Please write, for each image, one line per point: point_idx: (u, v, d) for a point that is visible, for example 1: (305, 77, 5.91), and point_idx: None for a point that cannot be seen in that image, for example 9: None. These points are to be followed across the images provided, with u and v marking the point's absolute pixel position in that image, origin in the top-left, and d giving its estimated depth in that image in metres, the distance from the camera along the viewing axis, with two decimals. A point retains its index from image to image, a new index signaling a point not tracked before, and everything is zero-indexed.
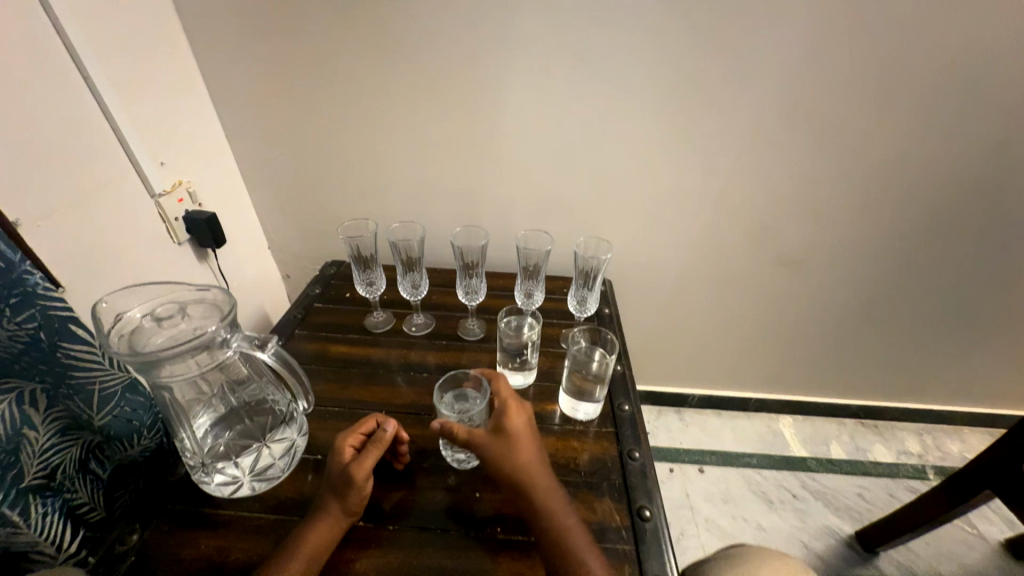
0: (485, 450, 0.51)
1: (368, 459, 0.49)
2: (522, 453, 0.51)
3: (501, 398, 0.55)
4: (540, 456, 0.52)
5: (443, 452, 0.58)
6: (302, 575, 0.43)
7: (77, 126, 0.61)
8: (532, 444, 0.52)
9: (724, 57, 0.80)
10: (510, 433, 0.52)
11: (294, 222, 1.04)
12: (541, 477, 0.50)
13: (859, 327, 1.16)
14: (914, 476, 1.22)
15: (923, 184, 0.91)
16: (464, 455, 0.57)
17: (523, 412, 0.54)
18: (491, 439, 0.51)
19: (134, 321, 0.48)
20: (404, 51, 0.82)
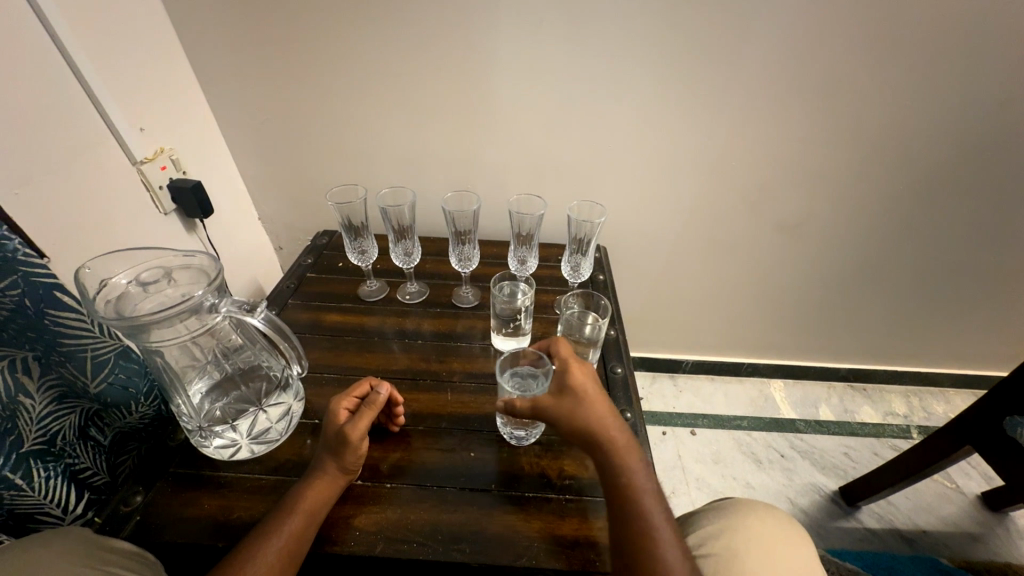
0: (553, 414, 0.50)
1: (363, 421, 0.50)
2: (593, 416, 0.50)
3: (567, 362, 0.54)
4: (612, 410, 0.51)
5: (501, 429, 0.58)
6: (301, 532, 0.44)
7: (45, 88, 0.58)
8: (601, 400, 0.51)
9: (724, 10, 0.76)
10: (578, 397, 0.51)
11: (282, 192, 1.02)
12: (616, 432, 0.49)
13: (853, 292, 1.17)
14: (899, 435, 1.26)
15: (925, 145, 0.89)
16: (523, 431, 0.56)
17: (586, 372, 0.53)
18: (559, 403, 0.51)
19: (119, 288, 0.47)
20: (386, 5, 0.77)
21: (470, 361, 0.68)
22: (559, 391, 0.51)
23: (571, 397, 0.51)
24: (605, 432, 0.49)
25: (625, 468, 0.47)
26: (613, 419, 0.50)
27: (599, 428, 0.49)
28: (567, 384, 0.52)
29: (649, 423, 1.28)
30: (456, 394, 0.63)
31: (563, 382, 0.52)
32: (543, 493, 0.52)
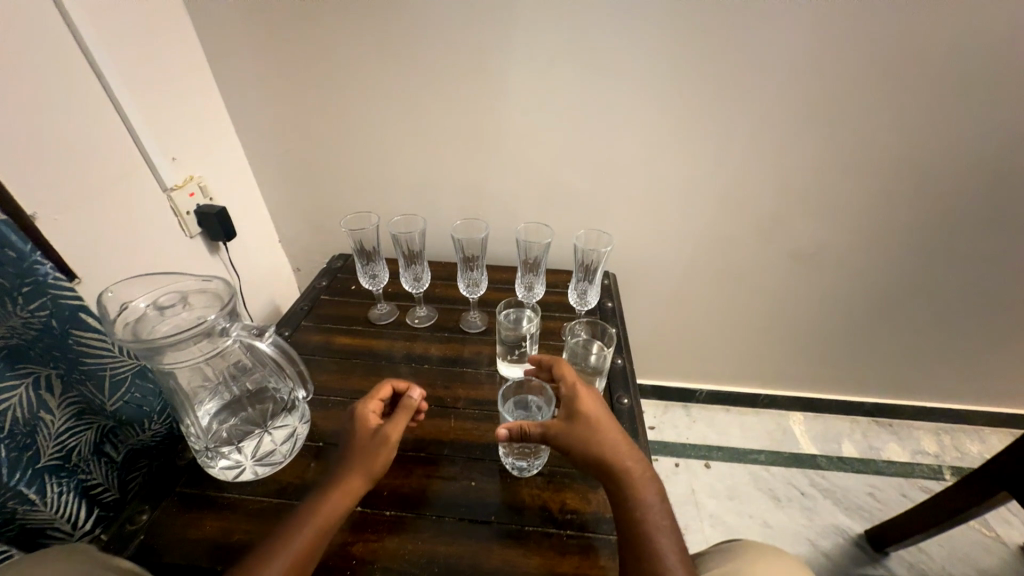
0: (561, 442, 0.49)
1: (398, 423, 0.51)
2: (606, 445, 0.49)
3: (574, 386, 0.53)
4: (622, 437, 0.50)
5: (502, 459, 0.57)
6: (316, 541, 0.43)
7: (89, 122, 0.63)
8: (611, 427, 0.50)
9: (730, 45, 0.78)
10: (587, 422, 0.50)
11: (302, 216, 1.06)
12: (628, 460, 0.48)
13: (874, 323, 1.13)
14: (929, 476, 1.19)
15: (941, 175, 0.88)
16: (525, 462, 0.56)
17: (594, 397, 0.52)
18: (571, 429, 0.49)
19: (137, 310, 0.50)
20: (404, 42, 0.82)
21: (476, 387, 0.68)
22: (570, 417, 0.50)
23: (582, 423, 0.50)
24: (616, 460, 0.48)
25: (637, 499, 0.46)
26: (625, 445, 0.49)
27: (611, 456, 0.48)
28: (576, 410, 0.51)
29: (661, 454, 1.25)
30: (459, 421, 0.63)
31: (574, 408, 0.51)
32: (543, 527, 0.51)
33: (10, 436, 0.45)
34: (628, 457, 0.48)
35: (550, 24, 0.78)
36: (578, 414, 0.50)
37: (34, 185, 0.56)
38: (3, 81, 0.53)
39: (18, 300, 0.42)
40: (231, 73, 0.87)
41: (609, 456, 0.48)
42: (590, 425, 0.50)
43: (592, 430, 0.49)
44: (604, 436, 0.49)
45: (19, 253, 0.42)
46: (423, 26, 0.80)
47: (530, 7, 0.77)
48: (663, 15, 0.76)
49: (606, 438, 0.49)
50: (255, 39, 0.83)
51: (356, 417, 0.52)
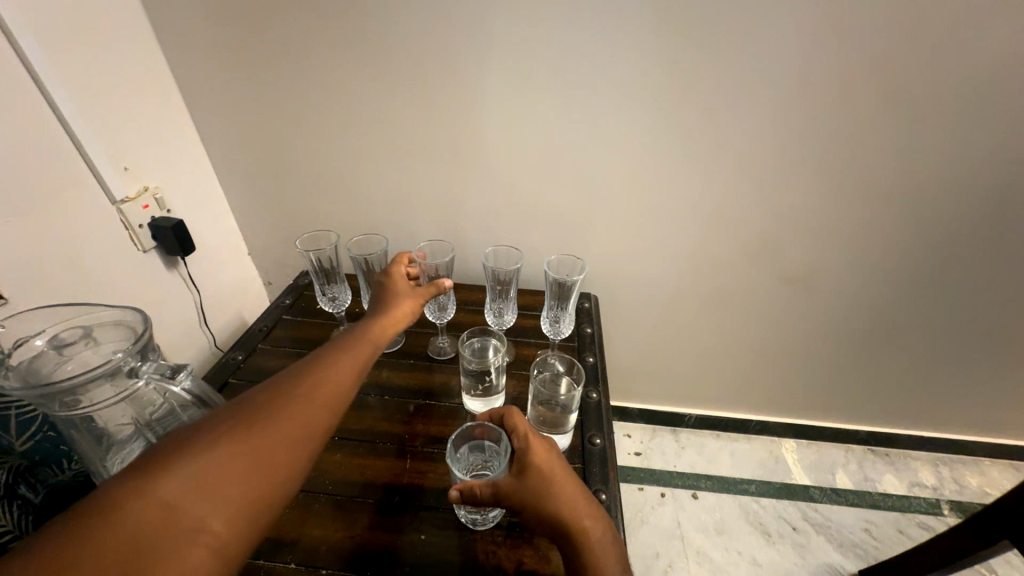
0: (514, 503, 0.43)
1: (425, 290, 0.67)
2: (563, 503, 0.44)
3: (528, 436, 0.47)
4: (581, 492, 0.45)
5: (457, 511, 0.51)
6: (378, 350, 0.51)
7: (24, 132, 0.58)
8: (569, 481, 0.45)
9: (719, 61, 0.74)
10: (543, 479, 0.44)
11: (272, 229, 1.01)
12: (586, 522, 0.43)
13: (870, 349, 1.08)
14: (927, 511, 1.14)
15: (940, 199, 0.84)
16: (481, 514, 0.50)
17: (550, 448, 0.47)
18: (524, 487, 0.44)
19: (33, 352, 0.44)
20: (376, 52, 0.78)
21: (438, 422, 0.63)
22: (523, 473, 0.45)
23: (537, 479, 0.44)
24: (575, 521, 0.43)
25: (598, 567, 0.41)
26: (584, 502, 0.44)
27: (570, 517, 0.43)
28: (529, 463, 0.45)
29: (647, 483, 1.19)
30: (416, 462, 0.57)
31: (527, 461, 0.45)
32: None
33: None
34: (586, 518, 0.43)
35: (529, 37, 0.75)
36: (532, 469, 0.45)
37: None
38: None
39: None
40: (194, 81, 0.83)
41: (567, 517, 0.43)
42: (544, 481, 0.44)
43: (548, 487, 0.44)
44: (561, 494, 0.44)
45: None
46: (396, 36, 0.76)
47: (506, 19, 0.73)
48: (647, 28, 0.72)
49: (564, 496, 0.44)
50: (220, 45, 0.79)
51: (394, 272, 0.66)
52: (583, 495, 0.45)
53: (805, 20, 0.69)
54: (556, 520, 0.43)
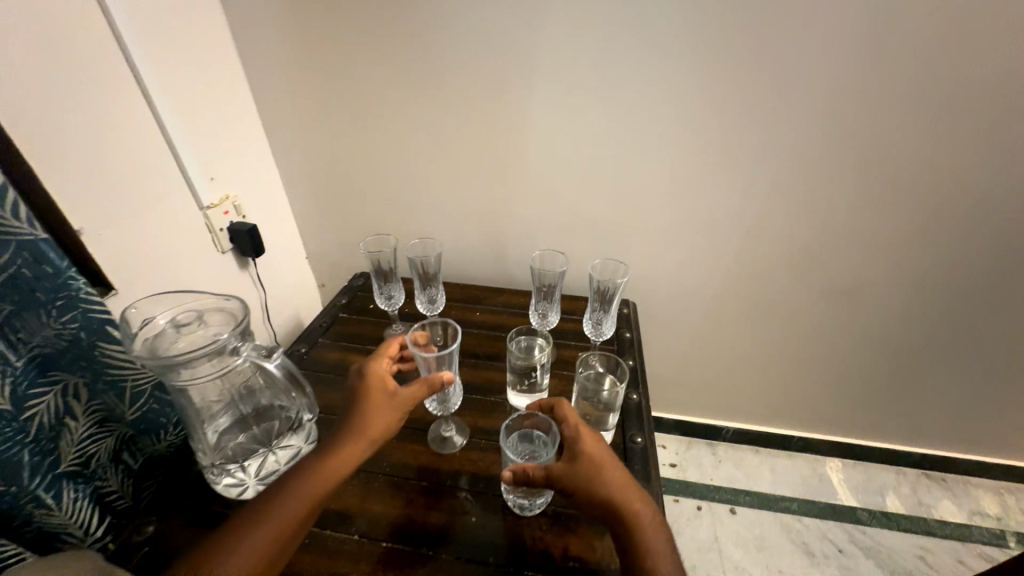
0: (566, 485, 0.46)
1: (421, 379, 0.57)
2: (613, 486, 0.46)
3: (576, 425, 0.51)
4: (629, 478, 0.48)
5: (505, 496, 0.55)
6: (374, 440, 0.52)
7: (138, 147, 0.68)
8: (617, 467, 0.48)
9: (760, 74, 0.76)
10: (593, 463, 0.48)
11: (329, 234, 1.10)
12: (635, 504, 0.46)
13: (923, 366, 1.04)
14: (990, 542, 1.06)
15: (999, 210, 0.81)
16: (527, 500, 0.53)
17: (597, 437, 0.50)
18: (575, 470, 0.47)
19: (157, 327, 0.53)
20: (433, 72, 0.85)
21: (484, 416, 0.66)
22: (574, 458, 0.48)
23: (587, 464, 0.47)
24: (625, 502, 0.46)
25: (648, 546, 0.43)
26: (632, 487, 0.47)
27: (619, 500, 0.46)
28: (579, 449, 0.49)
29: (683, 494, 1.18)
30: (465, 451, 0.61)
31: (577, 448, 0.49)
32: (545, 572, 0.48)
33: (35, 440, 0.47)
34: (634, 503, 0.46)
35: (573, 57, 0.80)
36: (582, 455, 0.48)
37: (86, 204, 0.61)
38: (69, 109, 0.58)
39: (52, 313, 0.45)
40: (271, 101, 0.93)
41: (617, 500, 0.46)
42: (594, 466, 0.47)
43: (597, 472, 0.47)
44: (610, 479, 0.47)
45: (57, 269, 0.44)
46: (451, 58, 0.83)
47: (552, 41, 0.79)
48: (688, 46, 0.76)
49: (612, 481, 0.47)
50: (295, 70, 0.88)
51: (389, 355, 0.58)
52: (630, 482, 0.48)
53: (849, 34, 0.71)
54: (606, 502, 0.46)
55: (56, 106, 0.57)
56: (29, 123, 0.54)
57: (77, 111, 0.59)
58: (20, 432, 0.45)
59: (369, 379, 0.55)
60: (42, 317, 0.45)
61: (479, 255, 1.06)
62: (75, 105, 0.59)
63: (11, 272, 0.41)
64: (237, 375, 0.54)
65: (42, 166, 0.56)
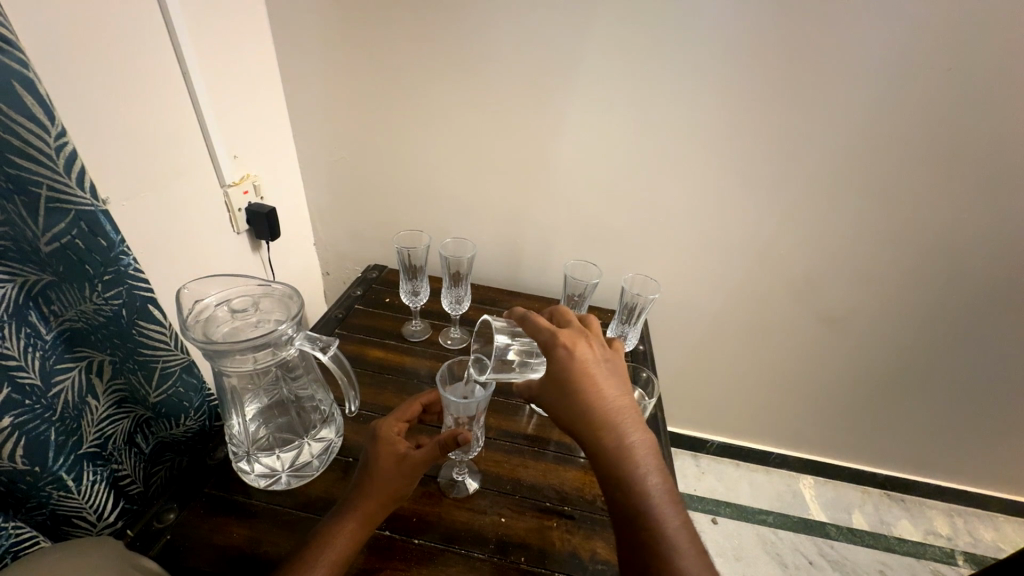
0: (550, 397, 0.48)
1: (417, 454, 0.46)
2: (594, 396, 0.47)
3: (556, 334, 0.49)
4: (610, 385, 0.48)
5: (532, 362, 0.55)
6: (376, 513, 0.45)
7: (169, 118, 0.66)
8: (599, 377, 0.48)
9: (785, 111, 0.81)
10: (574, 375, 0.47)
11: (343, 224, 1.08)
12: (617, 417, 0.46)
13: (896, 394, 1.12)
14: (941, 559, 1.16)
15: (979, 257, 0.89)
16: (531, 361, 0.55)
17: (578, 342, 0.50)
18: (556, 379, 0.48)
19: (208, 310, 0.49)
20: (471, 75, 0.86)
21: (507, 418, 0.67)
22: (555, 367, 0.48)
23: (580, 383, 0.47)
24: (606, 409, 0.46)
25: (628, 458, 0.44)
26: (612, 395, 0.48)
27: (601, 411, 0.46)
28: (558, 357, 0.48)
29: None
30: (489, 452, 0.62)
31: (553, 351, 0.49)
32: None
33: (61, 419, 0.45)
34: (630, 432, 0.46)
35: (611, 76, 0.82)
36: (582, 374, 0.48)
37: (112, 171, 0.58)
38: (107, 71, 0.56)
39: (97, 288, 0.43)
40: (300, 86, 0.91)
41: (614, 428, 0.46)
42: (593, 388, 0.47)
43: (592, 396, 0.47)
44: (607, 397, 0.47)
45: (110, 243, 0.42)
46: (490, 63, 0.84)
47: (593, 58, 0.81)
48: (722, 77, 0.80)
49: (613, 409, 0.47)
50: (329, 56, 0.87)
51: (393, 418, 0.50)
52: (632, 408, 0.48)
53: (866, 84, 0.77)
54: (601, 423, 0.46)
55: (94, 66, 0.54)
56: (70, 86, 0.52)
57: (117, 77, 0.57)
58: (47, 409, 0.43)
59: (376, 440, 0.48)
60: (85, 291, 0.43)
61: (493, 258, 1.06)
62: (112, 65, 0.56)
63: (63, 242, 0.40)
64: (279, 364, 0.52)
65: (75, 127, 0.53)
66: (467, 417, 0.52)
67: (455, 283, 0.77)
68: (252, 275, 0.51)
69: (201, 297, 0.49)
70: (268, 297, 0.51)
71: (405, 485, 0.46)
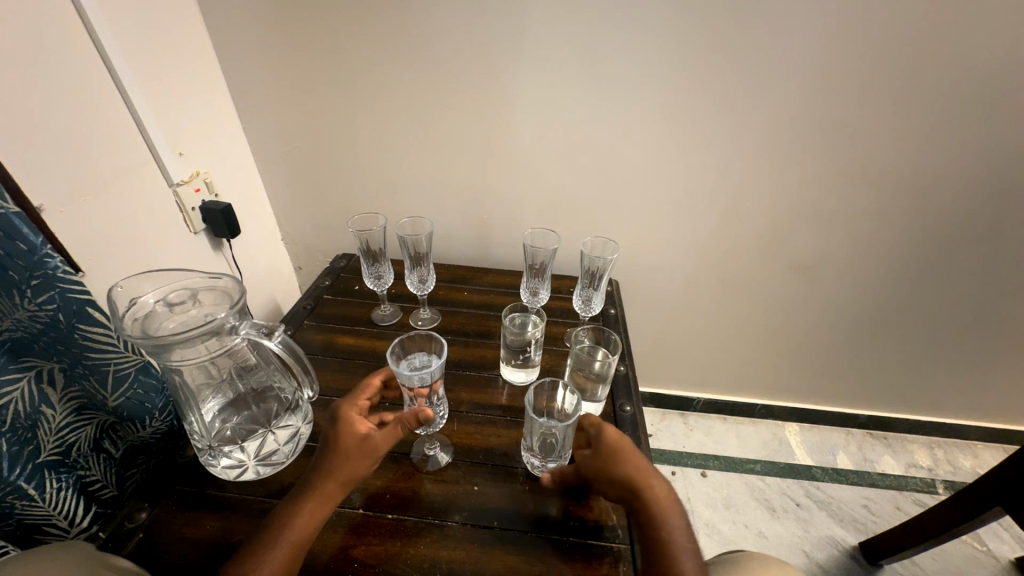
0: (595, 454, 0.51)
1: (378, 437, 0.47)
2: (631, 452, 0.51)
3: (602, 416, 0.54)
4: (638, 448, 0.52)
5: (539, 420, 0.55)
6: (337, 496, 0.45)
7: (100, 119, 0.63)
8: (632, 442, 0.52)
9: (742, 58, 0.79)
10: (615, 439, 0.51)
11: (307, 216, 1.06)
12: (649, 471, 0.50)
13: (873, 335, 1.14)
14: (923, 489, 1.20)
15: (941, 193, 0.89)
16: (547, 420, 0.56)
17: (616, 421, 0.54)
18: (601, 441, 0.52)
19: (147, 308, 0.48)
20: (416, 45, 0.82)
21: (479, 391, 0.68)
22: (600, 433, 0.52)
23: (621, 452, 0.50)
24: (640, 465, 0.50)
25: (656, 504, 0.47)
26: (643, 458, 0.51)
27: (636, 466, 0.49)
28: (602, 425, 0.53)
29: (658, 462, 1.25)
30: (463, 425, 0.63)
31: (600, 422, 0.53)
32: (546, 535, 0.51)
33: (12, 430, 0.44)
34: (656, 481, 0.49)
35: (561, 35, 0.79)
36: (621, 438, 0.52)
37: (42, 177, 0.56)
38: (19, 72, 0.53)
39: (26, 294, 0.42)
40: (243, 74, 0.87)
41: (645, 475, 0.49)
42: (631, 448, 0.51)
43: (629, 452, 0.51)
44: (657, 491, 0.48)
45: (31, 246, 0.41)
46: (436, 32, 0.81)
47: (540, 18, 0.78)
48: (675, 26, 0.77)
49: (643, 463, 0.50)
50: (268, 39, 0.83)
51: (350, 402, 0.50)
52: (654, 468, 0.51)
53: (820, 22, 0.75)
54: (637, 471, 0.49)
55: (3, 65, 0.51)
56: None
57: (32, 77, 0.54)
58: None
59: (339, 421, 0.48)
60: (15, 299, 0.42)
61: (462, 237, 1.05)
62: (22, 63, 0.53)
63: None
64: (231, 356, 0.52)
65: None
66: (423, 390, 0.53)
67: (421, 268, 0.77)
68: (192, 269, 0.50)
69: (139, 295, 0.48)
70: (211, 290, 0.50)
71: (365, 470, 0.47)
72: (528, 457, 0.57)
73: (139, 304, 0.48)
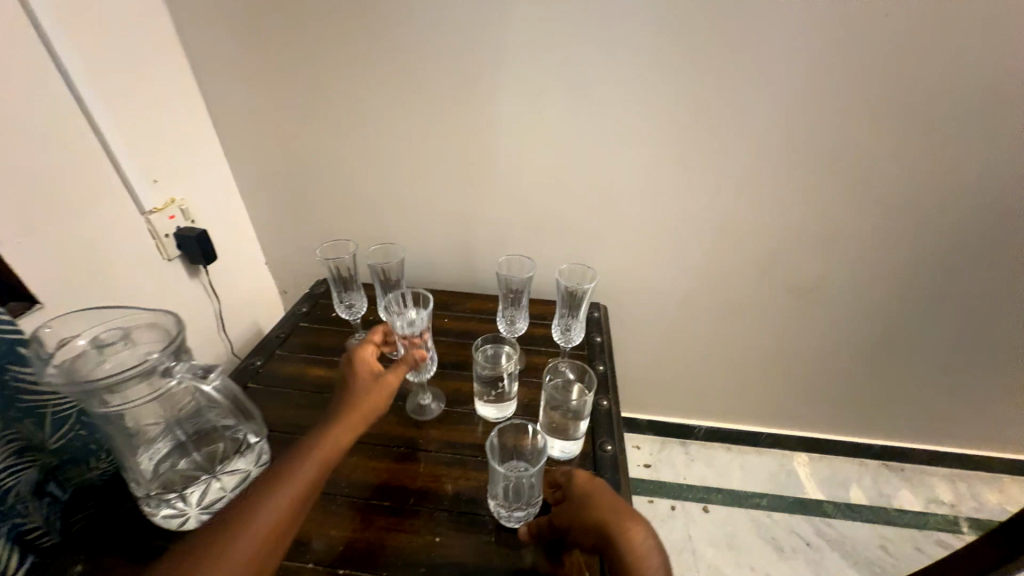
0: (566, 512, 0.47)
1: (388, 377, 0.56)
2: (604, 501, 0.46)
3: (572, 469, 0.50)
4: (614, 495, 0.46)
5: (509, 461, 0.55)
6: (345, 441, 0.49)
7: (63, 147, 0.63)
8: (604, 490, 0.47)
9: (724, 77, 0.77)
10: (586, 494, 0.47)
11: (291, 240, 1.04)
12: (625, 520, 0.44)
13: (881, 360, 1.08)
14: (946, 528, 1.11)
15: (944, 212, 0.85)
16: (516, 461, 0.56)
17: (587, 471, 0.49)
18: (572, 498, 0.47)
19: (76, 352, 0.49)
20: (392, 70, 0.82)
21: (451, 428, 0.64)
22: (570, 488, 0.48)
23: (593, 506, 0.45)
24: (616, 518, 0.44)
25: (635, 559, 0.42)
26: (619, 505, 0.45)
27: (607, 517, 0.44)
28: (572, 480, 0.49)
29: (657, 495, 1.18)
30: (428, 466, 0.59)
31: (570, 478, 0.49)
32: None
33: None
34: (633, 530, 0.43)
35: (536, 58, 0.78)
36: (591, 490, 0.47)
37: None
38: None
39: None
40: (222, 101, 0.87)
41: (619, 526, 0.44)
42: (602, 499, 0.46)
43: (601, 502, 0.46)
44: (631, 536, 0.43)
45: None
46: (412, 55, 0.80)
47: (515, 41, 0.77)
48: (652, 47, 0.75)
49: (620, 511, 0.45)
50: (245, 67, 0.83)
51: (358, 355, 0.59)
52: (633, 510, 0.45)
53: (801, 40, 0.72)
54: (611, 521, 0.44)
55: None
56: None
57: None
58: None
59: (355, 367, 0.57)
60: None
61: (447, 260, 1.03)
62: None
63: None
64: (171, 396, 0.49)
65: None
66: (417, 337, 0.64)
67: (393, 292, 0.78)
68: (126, 310, 0.54)
69: (67, 341, 0.50)
70: (149, 326, 0.53)
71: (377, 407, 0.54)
72: (494, 506, 0.52)
73: (66, 349, 0.49)
